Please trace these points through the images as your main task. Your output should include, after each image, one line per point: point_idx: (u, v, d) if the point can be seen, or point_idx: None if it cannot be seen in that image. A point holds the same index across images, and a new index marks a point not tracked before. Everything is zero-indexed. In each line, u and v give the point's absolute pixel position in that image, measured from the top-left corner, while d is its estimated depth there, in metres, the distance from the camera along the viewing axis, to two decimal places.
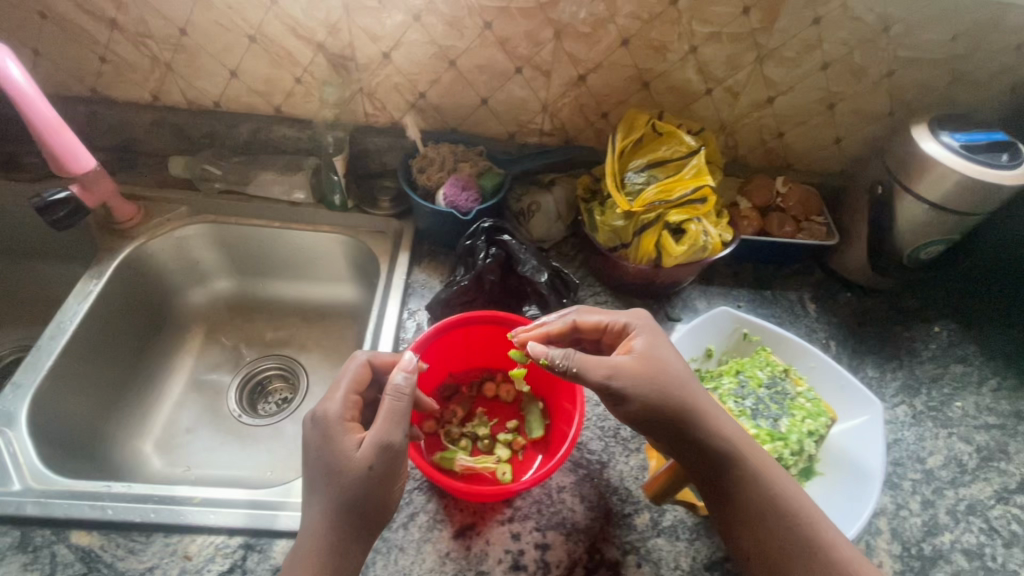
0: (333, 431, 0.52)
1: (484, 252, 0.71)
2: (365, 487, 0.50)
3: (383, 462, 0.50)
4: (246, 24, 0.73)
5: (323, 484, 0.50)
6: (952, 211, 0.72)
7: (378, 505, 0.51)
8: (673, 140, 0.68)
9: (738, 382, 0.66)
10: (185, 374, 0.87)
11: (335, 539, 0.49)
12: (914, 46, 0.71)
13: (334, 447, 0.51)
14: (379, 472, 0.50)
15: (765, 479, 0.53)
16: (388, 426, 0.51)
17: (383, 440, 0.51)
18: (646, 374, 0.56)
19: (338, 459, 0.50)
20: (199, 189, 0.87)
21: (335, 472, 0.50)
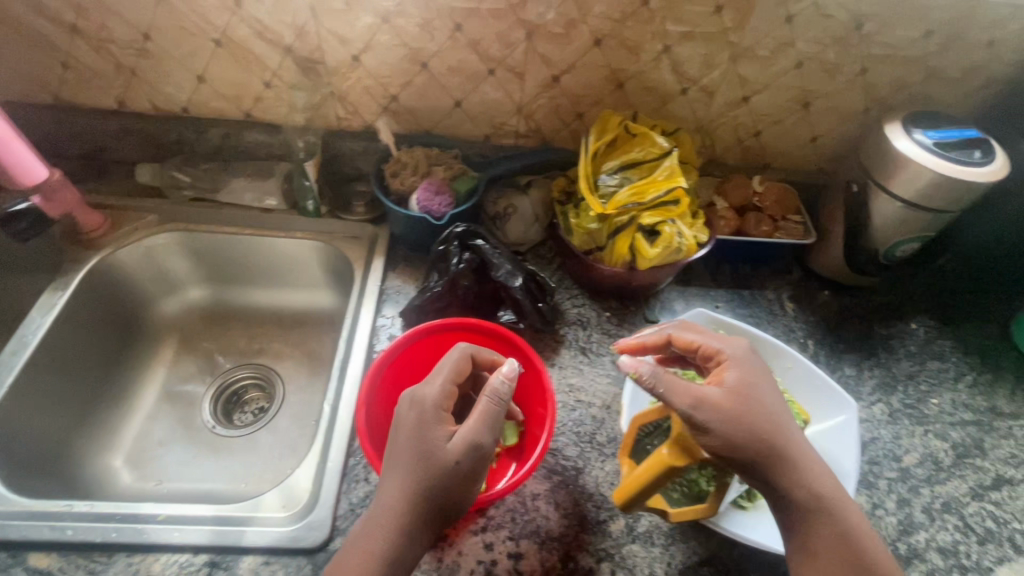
0: (427, 420, 0.50)
1: (458, 257, 0.70)
2: (451, 483, 0.48)
3: (470, 461, 0.49)
4: (210, 28, 0.71)
5: (405, 470, 0.48)
6: (925, 208, 0.72)
7: (455, 504, 0.49)
8: (645, 141, 0.67)
9: (708, 385, 0.67)
10: (158, 385, 0.86)
11: (403, 530, 0.47)
12: (888, 43, 0.71)
13: (422, 437, 0.49)
14: (462, 469, 0.48)
15: (854, 537, 0.50)
16: (480, 424, 0.50)
17: (473, 440, 0.49)
18: (737, 403, 0.52)
19: (423, 449, 0.49)
20: (169, 198, 0.86)
21: (422, 463, 0.48)
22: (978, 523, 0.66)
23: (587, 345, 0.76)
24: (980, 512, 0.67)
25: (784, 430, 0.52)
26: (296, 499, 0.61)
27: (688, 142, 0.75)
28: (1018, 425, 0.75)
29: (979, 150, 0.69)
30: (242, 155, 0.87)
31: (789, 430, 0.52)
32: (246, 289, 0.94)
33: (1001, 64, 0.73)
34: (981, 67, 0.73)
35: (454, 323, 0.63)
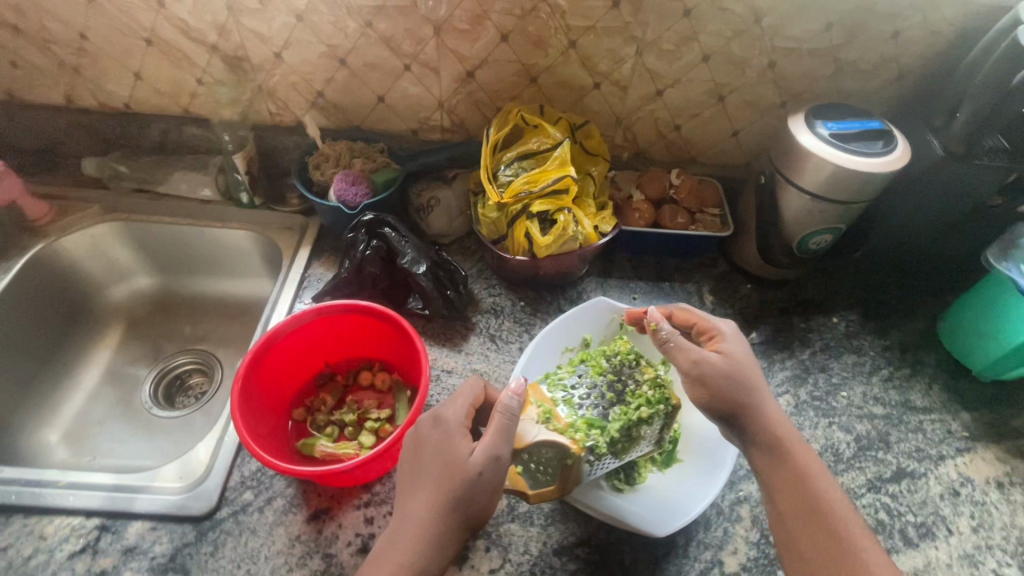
0: (452, 435, 0.53)
1: (364, 244, 0.74)
2: (472, 492, 0.50)
3: (492, 472, 0.51)
4: (140, 28, 0.76)
5: (435, 485, 0.51)
6: (828, 199, 0.72)
7: (477, 510, 0.51)
8: (542, 133, 0.71)
9: (575, 372, 0.65)
10: (102, 367, 0.90)
11: (426, 539, 0.50)
12: (790, 36, 0.72)
13: (453, 452, 0.52)
14: (485, 481, 0.51)
15: (811, 480, 0.53)
16: (501, 437, 0.52)
17: (495, 454, 0.51)
18: (728, 378, 0.57)
19: (457, 464, 0.51)
20: (112, 189, 0.91)
21: (461, 478, 0.50)
22: (870, 514, 0.66)
23: (497, 333, 0.78)
24: (874, 504, 0.67)
25: (755, 392, 0.57)
26: (192, 471, 0.64)
27: (596, 135, 0.77)
28: (928, 420, 0.74)
29: (881, 141, 0.69)
30: (184, 149, 0.91)
31: (757, 390, 0.57)
32: (191, 278, 0.98)
33: (911, 56, 0.72)
34: (891, 59, 0.73)
35: (341, 305, 0.65)
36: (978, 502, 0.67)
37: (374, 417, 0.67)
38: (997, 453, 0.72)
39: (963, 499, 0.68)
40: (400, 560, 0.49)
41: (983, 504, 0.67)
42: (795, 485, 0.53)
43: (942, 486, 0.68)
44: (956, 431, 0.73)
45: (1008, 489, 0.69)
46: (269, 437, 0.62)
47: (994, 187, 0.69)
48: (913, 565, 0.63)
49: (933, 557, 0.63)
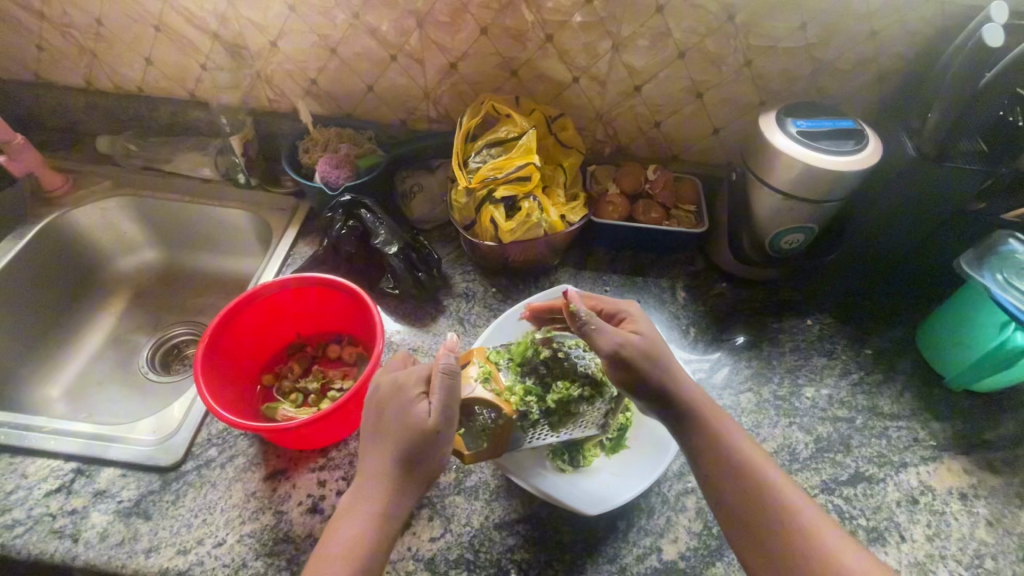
0: (406, 397, 0.55)
1: (340, 224, 0.77)
2: (429, 447, 0.53)
3: (447, 428, 0.53)
4: (150, 16, 0.82)
5: (392, 443, 0.53)
6: (799, 195, 0.71)
7: (435, 463, 0.54)
8: (510, 123, 0.74)
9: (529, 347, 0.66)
10: (105, 331, 0.96)
11: (390, 491, 0.53)
12: (764, 34, 0.72)
13: (406, 413, 0.54)
14: (441, 435, 0.53)
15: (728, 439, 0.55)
16: (450, 398, 0.53)
17: (448, 411, 0.53)
18: (648, 358, 0.57)
19: (411, 424, 0.53)
20: (122, 166, 0.98)
21: (417, 436, 0.53)
22: None
23: (465, 317, 0.80)
24: (826, 505, 0.66)
25: (677, 371, 0.58)
26: (165, 426, 0.69)
27: (570, 128, 0.80)
28: (894, 426, 0.73)
29: (852, 140, 0.68)
30: (191, 131, 0.97)
31: (677, 369, 0.58)
32: (192, 254, 1.03)
33: (891, 56, 0.73)
34: (869, 59, 0.73)
35: (306, 278, 0.68)
36: (937, 511, 0.66)
37: (337, 387, 0.70)
38: (964, 464, 0.70)
39: (921, 507, 0.66)
40: (368, 509, 0.52)
41: (942, 514, 0.66)
42: (721, 458, 0.54)
43: (901, 493, 0.67)
44: (923, 439, 0.72)
45: (971, 500, 0.67)
46: (235, 398, 0.66)
47: (971, 191, 0.68)
48: None
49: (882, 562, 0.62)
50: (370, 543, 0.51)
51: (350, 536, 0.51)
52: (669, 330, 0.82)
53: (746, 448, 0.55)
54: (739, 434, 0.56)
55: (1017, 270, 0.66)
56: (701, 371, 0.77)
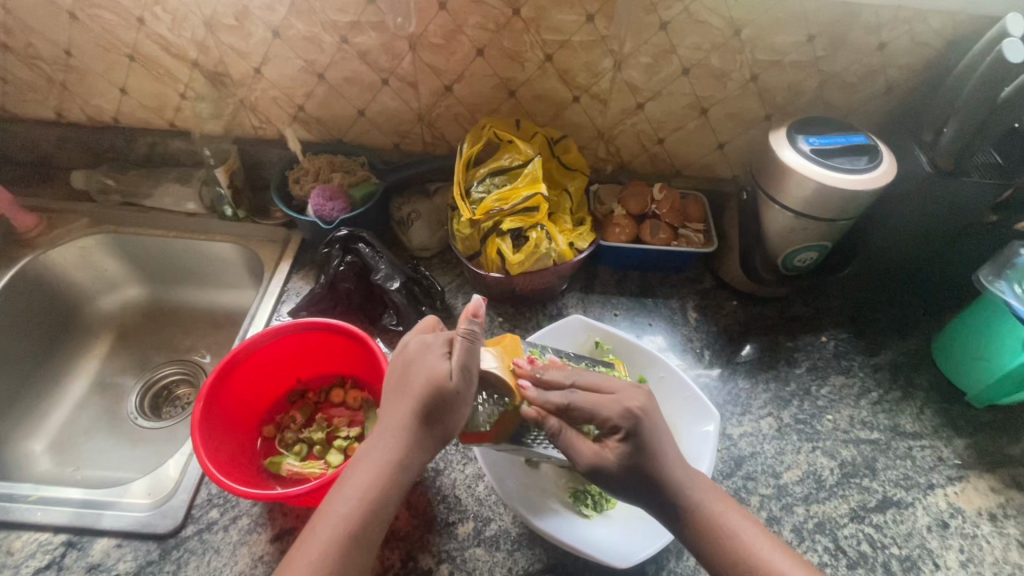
0: (429, 353, 0.54)
1: (338, 260, 0.74)
2: (447, 407, 0.52)
3: (464, 384, 0.51)
4: (123, 45, 0.77)
5: (412, 401, 0.53)
6: (814, 216, 0.69)
7: (452, 423, 0.53)
8: (513, 149, 0.71)
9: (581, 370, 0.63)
10: (89, 376, 0.91)
11: (405, 444, 0.53)
12: (770, 49, 0.70)
13: (426, 371, 0.53)
14: (457, 391, 0.51)
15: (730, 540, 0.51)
16: (468, 357, 0.51)
17: (467, 374, 0.51)
18: (625, 474, 0.53)
19: (431, 380, 0.52)
20: (100, 201, 0.93)
21: (435, 391, 0.51)
22: (852, 546, 0.63)
23: None
24: (857, 535, 0.64)
25: (664, 461, 0.54)
26: (161, 488, 0.65)
27: (573, 150, 0.77)
28: (918, 446, 0.71)
29: (866, 157, 0.66)
30: (171, 162, 0.92)
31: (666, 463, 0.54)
32: (179, 289, 0.99)
33: (898, 67, 0.71)
34: (877, 70, 0.72)
35: (305, 323, 0.64)
36: (968, 534, 0.64)
37: (343, 435, 0.66)
38: (991, 483, 0.68)
39: (952, 531, 0.64)
40: (377, 464, 0.52)
41: (973, 538, 0.64)
42: (705, 546, 0.52)
43: (931, 517, 0.65)
44: (947, 458, 0.70)
45: (1001, 521, 0.65)
46: (236, 457, 0.62)
47: (987, 204, 0.66)
48: None
49: None
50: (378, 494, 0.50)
51: (359, 491, 0.50)
52: (682, 354, 0.79)
53: (739, 529, 0.52)
54: (733, 517, 0.53)
55: None
56: (718, 396, 0.75)
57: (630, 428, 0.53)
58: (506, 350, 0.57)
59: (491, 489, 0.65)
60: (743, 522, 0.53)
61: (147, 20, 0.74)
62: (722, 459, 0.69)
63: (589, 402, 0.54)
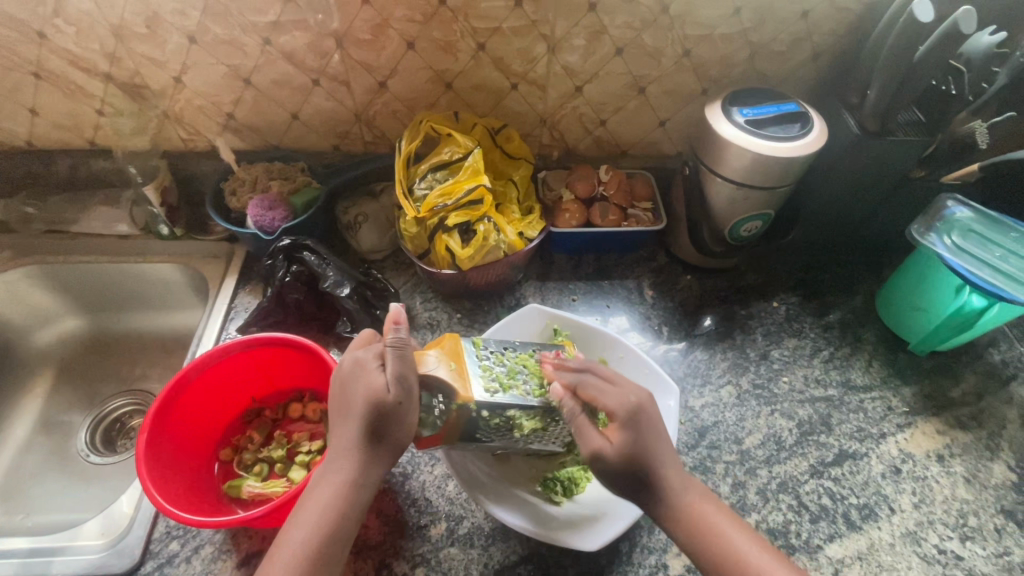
0: (366, 366, 0.53)
1: (283, 271, 0.71)
2: (392, 419, 0.51)
3: (405, 397, 0.51)
4: (26, 62, 0.72)
5: (356, 418, 0.51)
6: (752, 186, 0.70)
7: (400, 433, 0.52)
8: (453, 142, 0.70)
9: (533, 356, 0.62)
10: (31, 417, 0.85)
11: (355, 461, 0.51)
12: (699, 23, 0.71)
13: (364, 387, 0.52)
14: (399, 405, 0.51)
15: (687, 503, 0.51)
16: (404, 368, 0.52)
17: (405, 382, 0.52)
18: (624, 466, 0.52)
19: (372, 395, 0.51)
20: (23, 231, 0.87)
21: (375, 407, 0.51)
22: (813, 501, 0.65)
23: None
24: (817, 490, 0.66)
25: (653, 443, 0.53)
26: (115, 526, 0.61)
27: (515, 138, 0.77)
28: (869, 398, 0.74)
29: (798, 124, 0.68)
30: (97, 184, 0.87)
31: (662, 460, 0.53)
32: (122, 315, 0.94)
33: (822, 34, 0.73)
34: (803, 38, 0.74)
35: (252, 339, 0.62)
36: (919, 477, 0.68)
37: (305, 450, 0.65)
38: (937, 425, 0.72)
39: (904, 476, 0.68)
40: (331, 488, 0.50)
41: (924, 479, 0.67)
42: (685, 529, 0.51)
43: (884, 465, 0.68)
44: (896, 407, 0.73)
45: (948, 460, 0.69)
46: (192, 488, 0.59)
47: (913, 161, 0.70)
48: (857, 548, 0.63)
49: (876, 538, 0.63)
50: (337, 513, 0.49)
51: (317, 514, 0.49)
52: (642, 333, 0.80)
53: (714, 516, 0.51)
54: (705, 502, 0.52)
55: (961, 232, 0.69)
56: (679, 369, 0.76)
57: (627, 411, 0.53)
58: (450, 351, 0.57)
59: (461, 487, 0.64)
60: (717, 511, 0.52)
61: (49, 34, 0.69)
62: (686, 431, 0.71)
63: (595, 391, 0.56)
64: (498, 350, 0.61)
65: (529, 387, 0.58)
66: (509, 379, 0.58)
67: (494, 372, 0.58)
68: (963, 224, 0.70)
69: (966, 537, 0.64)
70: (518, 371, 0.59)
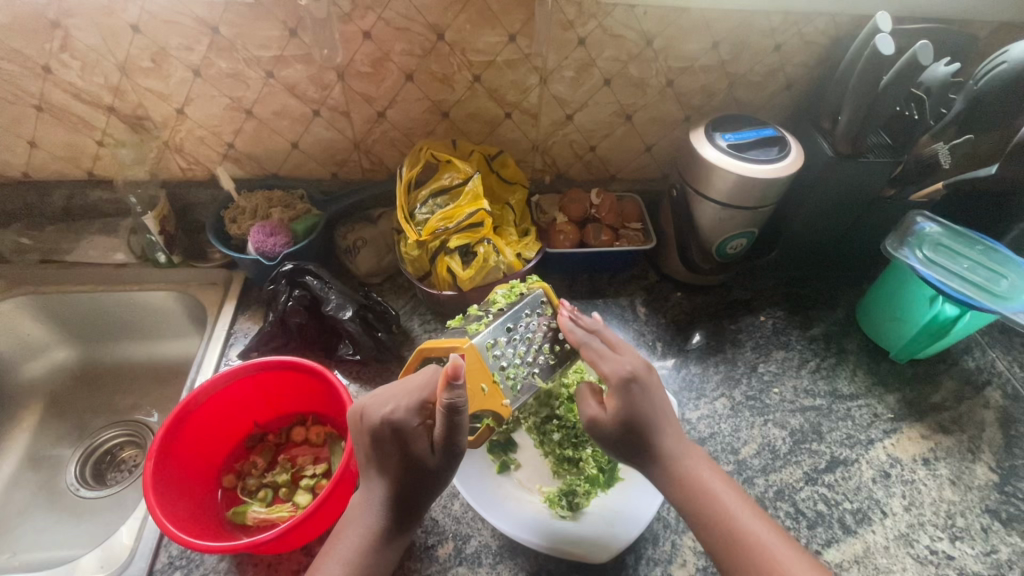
0: (407, 430, 0.53)
1: (286, 295, 0.73)
2: (427, 482, 0.54)
3: (448, 462, 0.54)
4: (27, 95, 0.73)
5: (392, 475, 0.53)
6: (738, 207, 0.74)
7: (431, 493, 0.55)
8: (453, 168, 0.73)
9: (533, 324, 0.63)
10: (18, 453, 0.83)
11: (386, 518, 0.53)
12: (681, 56, 0.76)
13: (406, 447, 0.53)
14: (442, 469, 0.54)
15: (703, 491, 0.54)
16: (451, 434, 0.53)
17: (453, 449, 0.54)
18: (622, 431, 0.55)
19: (412, 455, 0.53)
20: (17, 262, 0.86)
21: (417, 471, 0.53)
22: (810, 507, 0.68)
23: None
24: (813, 496, 0.68)
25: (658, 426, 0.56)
26: (114, 558, 0.61)
27: (511, 164, 0.80)
28: (856, 406, 0.77)
29: (776, 147, 0.72)
30: (92, 214, 0.88)
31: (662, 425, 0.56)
32: (114, 345, 0.92)
33: (794, 65, 0.79)
34: (777, 69, 0.79)
35: (261, 363, 0.63)
36: (907, 480, 0.70)
37: (310, 474, 0.65)
38: (921, 430, 0.75)
39: (894, 480, 0.70)
40: (360, 535, 0.52)
41: (912, 483, 0.70)
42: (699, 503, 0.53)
43: (874, 470, 0.71)
44: (882, 414, 0.76)
45: (933, 463, 0.72)
46: (196, 515, 0.59)
47: (883, 179, 0.74)
48: (854, 552, 0.64)
49: (872, 541, 0.65)
50: (368, 564, 0.52)
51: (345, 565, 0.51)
52: (636, 348, 0.83)
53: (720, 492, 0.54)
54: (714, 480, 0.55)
55: (932, 246, 0.73)
56: (674, 384, 0.79)
57: (625, 377, 0.55)
58: (474, 373, 0.57)
59: (467, 506, 0.65)
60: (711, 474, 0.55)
61: (54, 69, 0.70)
62: None
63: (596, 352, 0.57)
64: (507, 338, 0.61)
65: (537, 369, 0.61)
66: (523, 366, 0.61)
67: (508, 366, 0.60)
68: (933, 238, 0.74)
69: (955, 537, 0.66)
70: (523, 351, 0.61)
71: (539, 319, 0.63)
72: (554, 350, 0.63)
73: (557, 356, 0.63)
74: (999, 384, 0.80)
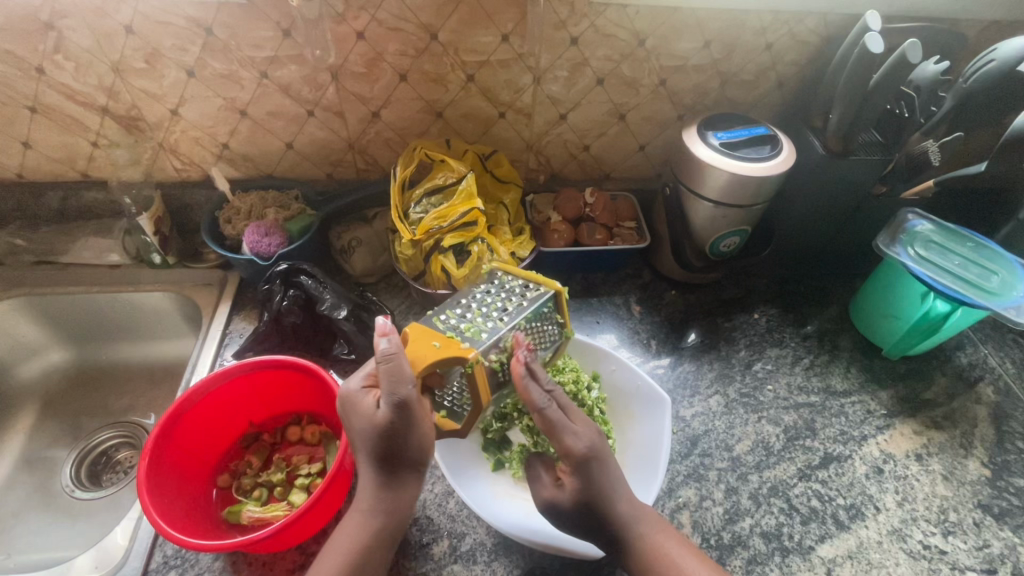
0: (353, 398, 0.53)
1: (281, 295, 0.73)
2: (394, 442, 0.51)
3: (401, 417, 0.50)
4: (21, 97, 0.73)
5: (360, 444, 0.53)
6: (731, 205, 0.74)
7: (411, 452, 0.51)
8: (446, 168, 0.73)
9: (489, 290, 0.63)
10: (13, 454, 0.83)
11: (378, 487, 0.53)
12: (673, 55, 0.76)
13: (358, 414, 0.52)
14: (397, 426, 0.50)
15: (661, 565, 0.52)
16: (391, 387, 0.49)
17: (394, 400, 0.49)
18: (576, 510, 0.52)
19: (365, 418, 0.52)
20: (13, 264, 0.87)
21: (376, 434, 0.51)
22: (803, 503, 0.68)
23: None
24: (807, 492, 0.69)
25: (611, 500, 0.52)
26: (109, 558, 0.61)
27: (505, 163, 0.81)
28: (849, 402, 0.77)
29: (768, 145, 0.73)
30: (87, 215, 0.88)
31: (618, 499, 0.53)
32: (110, 346, 0.92)
33: (785, 63, 0.80)
34: (769, 68, 0.80)
35: (252, 362, 0.63)
36: (900, 476, 0.71)
37: (305, 473, 0.65)
38: (915, 426, 0.75)
39: (887, 475, 0.71)
40: (361, 508, 0.53)
41: (905, 478, 0.71)
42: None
43: (867, 465, 0.71)
44: (875, 410, 0.77)
45: (926, 459, 0.72)
46: (191, 514, 0.60)
47: (875, 177, 0.75)
48: (847, 547, 0.65)
49: (865, 537, 0.66)
50: (370, 536, 0.52)
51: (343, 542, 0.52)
52: (632, 347, 0.83)
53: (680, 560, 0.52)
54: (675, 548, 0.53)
55: (923, 243, 0.74)
56: (668, 382, 0.79)
57: (579, 458, 0.51)
58: (418, 335, 0.54)
59: (462, 503, 0.65)
60: (684, 553, 0.53)
61: (48, 70, 0.70)
62: (678, 441, 0.73)
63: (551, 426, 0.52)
64: (460, 306, 0.61)
65: (496, 319, 0.58)
66: (482, 320, 0.58)
67: (464, 322, 0.58)
68: (924, 236, 0.75)
69: (948, 532, 0.66)
70: (480, 311, 0.59)
71: (495, 287, 0.63)
72: (517, 300, 0.61)
73: (520, 303, 0.60)
74: (991, 379, 0.81)
